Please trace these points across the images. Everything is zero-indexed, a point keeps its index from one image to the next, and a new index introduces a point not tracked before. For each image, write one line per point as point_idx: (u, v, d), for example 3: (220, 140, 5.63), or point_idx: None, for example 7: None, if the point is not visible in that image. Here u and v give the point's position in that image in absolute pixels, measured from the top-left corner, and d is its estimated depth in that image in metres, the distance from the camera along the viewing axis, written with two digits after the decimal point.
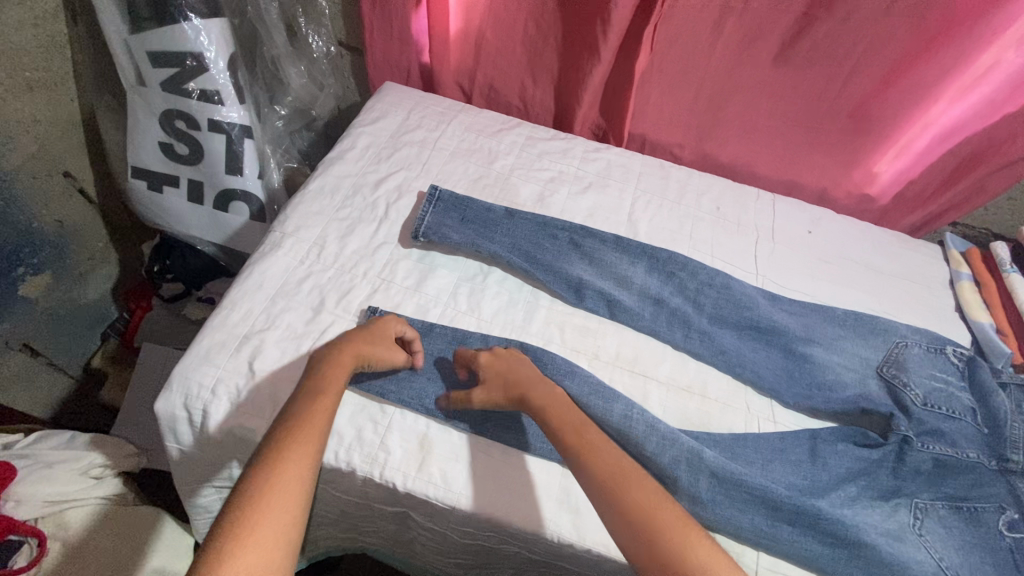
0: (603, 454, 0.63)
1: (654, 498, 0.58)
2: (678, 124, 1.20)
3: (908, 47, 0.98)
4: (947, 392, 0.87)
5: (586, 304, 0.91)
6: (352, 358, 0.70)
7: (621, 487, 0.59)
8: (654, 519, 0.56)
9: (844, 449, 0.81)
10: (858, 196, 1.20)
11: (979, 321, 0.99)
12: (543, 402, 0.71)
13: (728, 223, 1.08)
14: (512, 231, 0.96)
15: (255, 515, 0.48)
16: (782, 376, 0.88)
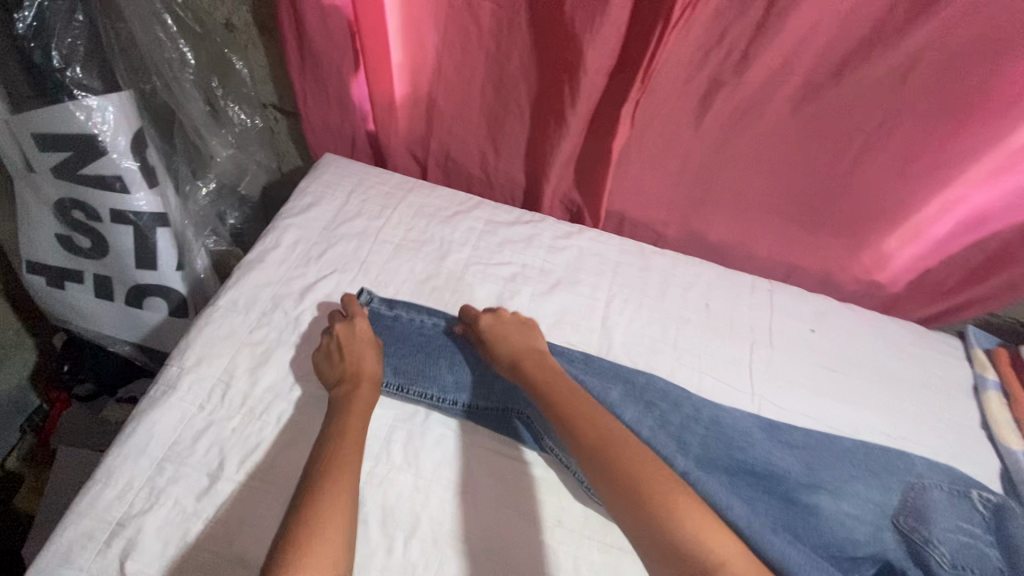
0: (586, 422, 0.65)
1: (633, 459, 0.60)
2: (661, 200, 1.04)
3: (930, 126, 0.83)
4: (975, 550, 0.70)
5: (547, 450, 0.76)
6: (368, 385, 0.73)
7: (604, 450, 0.61)
8: (637, 473, 0.58)
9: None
10: (867, 281, 1.05)
11: (1013, 449, 0.85)
12: (529, 371, 0.75)
13: (719, 326, 0.93)
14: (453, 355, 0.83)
15: (324, 473, 0.60)
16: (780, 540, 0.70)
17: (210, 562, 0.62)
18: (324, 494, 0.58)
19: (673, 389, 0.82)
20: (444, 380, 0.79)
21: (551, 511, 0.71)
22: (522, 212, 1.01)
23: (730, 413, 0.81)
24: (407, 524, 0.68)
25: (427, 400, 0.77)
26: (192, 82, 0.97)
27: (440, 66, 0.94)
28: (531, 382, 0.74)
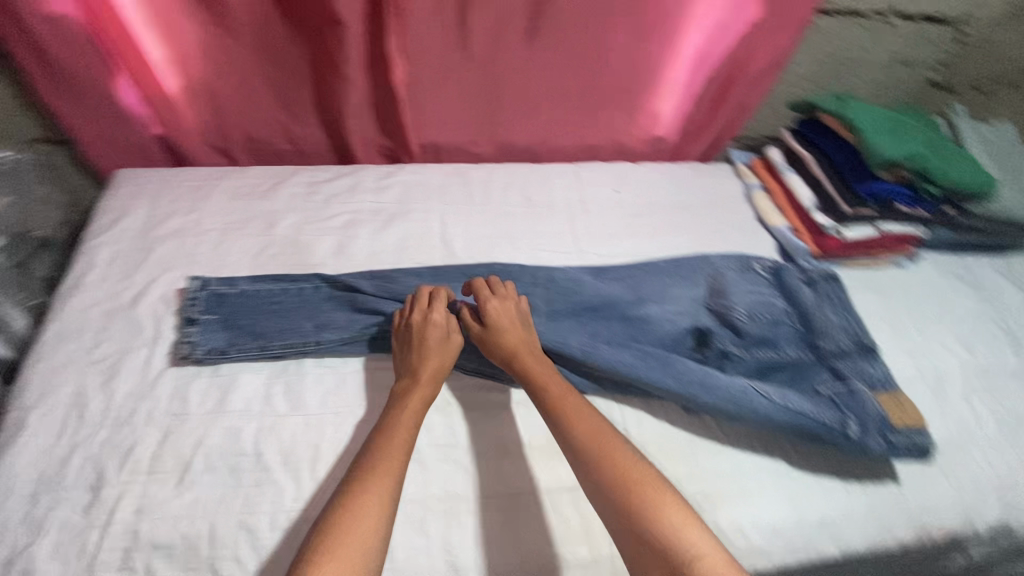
0: (580, 419, 0.70)
1: (631, 467, 0.65)
2: (464, 122, 1.14)
3: None
4: (763, 300, 0.94)
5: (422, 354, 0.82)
6: (419, 401, 0.73)
7: (601, 453, 0.67)
8: (632, 483, 0.64)
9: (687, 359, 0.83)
10: (651, 139, 1.24)
11: (777, 226, 1.08)
12: (530, 368, 0.76)
13: (541, 210, 1.06)
14: (302, 305, 0.83)
15: (361, 478, 0.63)
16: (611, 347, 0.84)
17: (122, 556, 0.64)
18: (361, 498, 0.61)
19: (512, 268, 0.93)
20: (297, 326, 0.81)
21: (438, 396, 0.80)
22: (339, 168, 1.06)
23: (567, 273, 0.94)
24: (308, 455, 0.73)
25: (295, 347, 0.80)
26: None
27: (205, 51, 0.95)
28: (530, 377, 0.75)
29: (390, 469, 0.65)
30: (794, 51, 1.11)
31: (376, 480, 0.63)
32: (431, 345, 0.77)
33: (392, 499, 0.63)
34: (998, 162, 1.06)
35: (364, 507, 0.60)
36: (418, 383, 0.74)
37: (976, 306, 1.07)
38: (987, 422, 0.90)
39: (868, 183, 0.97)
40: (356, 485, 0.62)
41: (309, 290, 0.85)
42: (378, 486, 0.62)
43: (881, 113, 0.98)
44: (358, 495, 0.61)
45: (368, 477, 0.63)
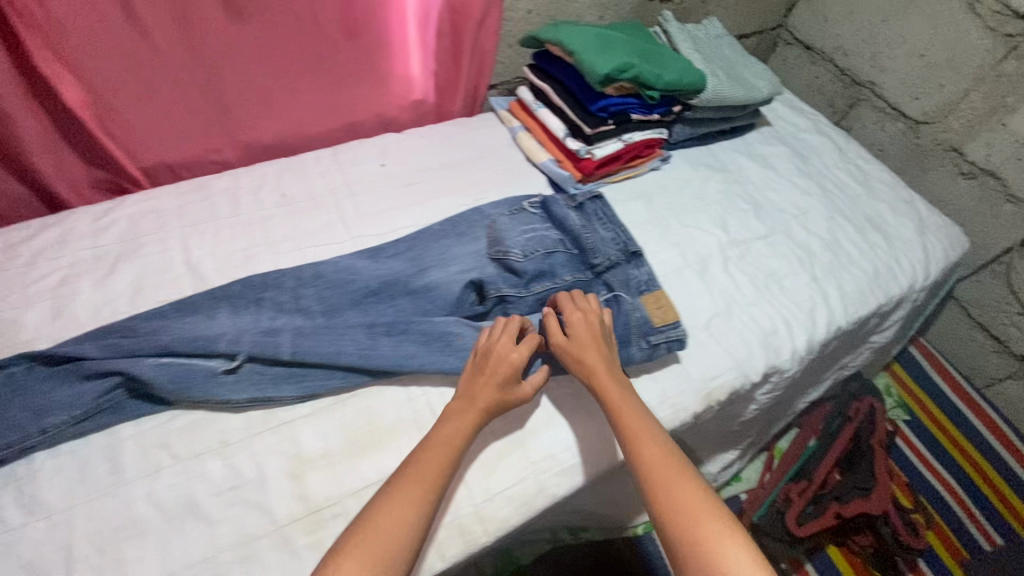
0: (649, 442, 0.71)
1: (682, 484, 0.66)
2: (191, 129, 1.01)
3: None
4: (537, 236, 0.97)
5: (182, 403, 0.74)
6: (477, 413, 0.73)
7: (658, 473, 0.68)
8: (673, 502, 0.65)
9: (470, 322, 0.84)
10: (411, 104, 1.20)
11: (542, 161, 1.11)
12: (607, 390, 0.76)
13: (301, 206, 0.98)
14: (15, 395, 0.69)
15: (394, 491, 0.64)
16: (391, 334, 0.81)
17: None
18: (389, 507, 0.62)
19: (271, 276, 0.85)
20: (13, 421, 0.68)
21: (214, 439, 0.73)
22: (44, 219, 0.90)
23: (336, 262, 0.88)
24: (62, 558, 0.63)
25: (16, 447, 0.67)
26: None
27: None
28: (607, 400, 0.76)
29: (427, 483, 0.65)
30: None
31: (416, 492, 0.64)
32: (493, 383, 0.74)
33: (422, 508, 0.63)
34: (707, 57, 1.17)
35: (387, 519, 0.61)
36: (466, 420, 0.72)
37: (724, 187, 1.20)
38: (745, 286, 1.02)
39: (599, 102, 1.02)
40: (396, 488, 0.64)
41: (21, 373, 0.71)
42: (416, 498, 0.63)
43: (594, 32, 1.00)
44: (393, 500, 0.63)
45: (404, 482, 0.65)
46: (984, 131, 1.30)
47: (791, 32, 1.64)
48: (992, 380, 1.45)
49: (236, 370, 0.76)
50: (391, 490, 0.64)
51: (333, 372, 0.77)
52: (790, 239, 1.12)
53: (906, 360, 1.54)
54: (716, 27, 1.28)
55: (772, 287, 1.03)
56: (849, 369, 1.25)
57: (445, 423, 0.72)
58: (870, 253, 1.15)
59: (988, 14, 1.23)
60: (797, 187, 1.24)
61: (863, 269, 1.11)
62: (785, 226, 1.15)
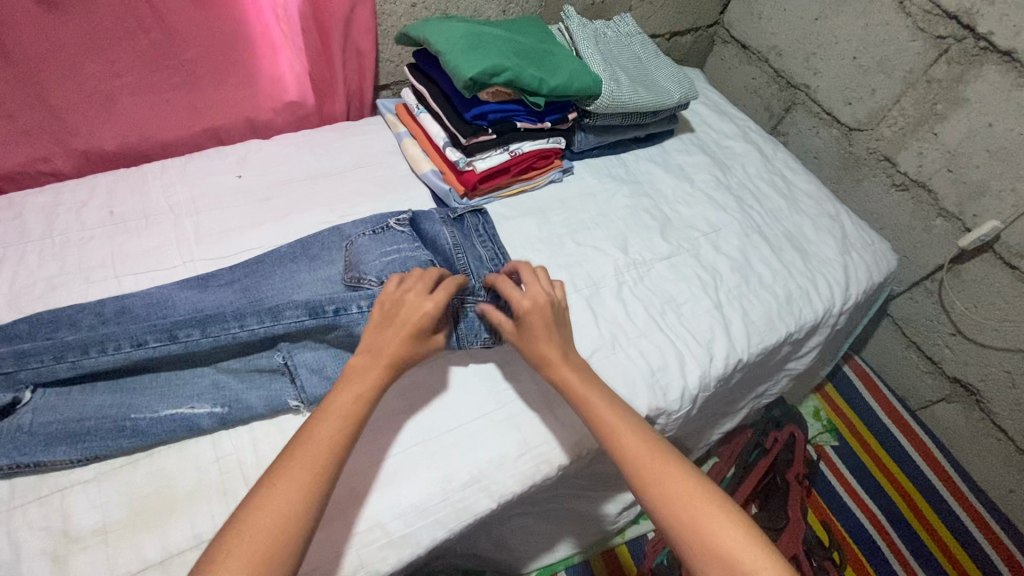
0: (644, 449, 0.63)
1: (682, 492, 0.58)
2: (9, 137, 0.89)
3: None
4: (401, 259, 0.83)
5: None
6: (380, 368, 0.65)
7: (656, 482, 0.60)
8: (683, 512, 0.57)
9: (299, 365, 0.75)
10: (285, 106, 1.08)
11: (424, 172, 1.00)
12: (583, 395, 0.68)
13: (129, 225, 0.86)
14: None
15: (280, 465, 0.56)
16: (203, 389, 0.71)
17: None
18: (275, 483, 0.54)
19: (69, 311, 0.74)
20: None
21: None
22: None
23: (154, 295, 0.77)
24: None
25: None
26: None
27: None
28: (587, 412, 0.67)
29: (318, 475, 0.55)
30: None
31: (306, 465, 0.56)
32: (404, 327, 0.68)
33: (309, 499, 0.54)
34: (609, 58, 1.06)
35: (269, 513, 0.52)
36: (370, 374, 0.64)
37: (631, 200, 1.10)
38: (638, 315, 0.92)
39: (474, 108, 0.91)
40: (278, 476, 0.55)
41: None
42: (304, 484, 0.54)
43: (464, 31, 0.89)
44: (271, 494, 0.53)
45: (280, 475, 0.55)
46: (916, 140, 1.21)
47: (727, 31, 1.54)
48: (927, 403, 1.38)
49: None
50: (282, 460, 0.56)
51: (122, 430, 0.66)
52: (696, 260, 1.02)
53: (840, 379, 1.45)
54: (627, 25, 1.17)
55: (668, 315, 0.93)
56: (766, 398, 1.16)
57: (350, 372, 0.64)
58: (784, 275, 1.05)
59: (918, 14, 1.13)
60: (711, 201, 1.14)
61: (774, 293, 1.02)
62: (692, 245, 1.05)
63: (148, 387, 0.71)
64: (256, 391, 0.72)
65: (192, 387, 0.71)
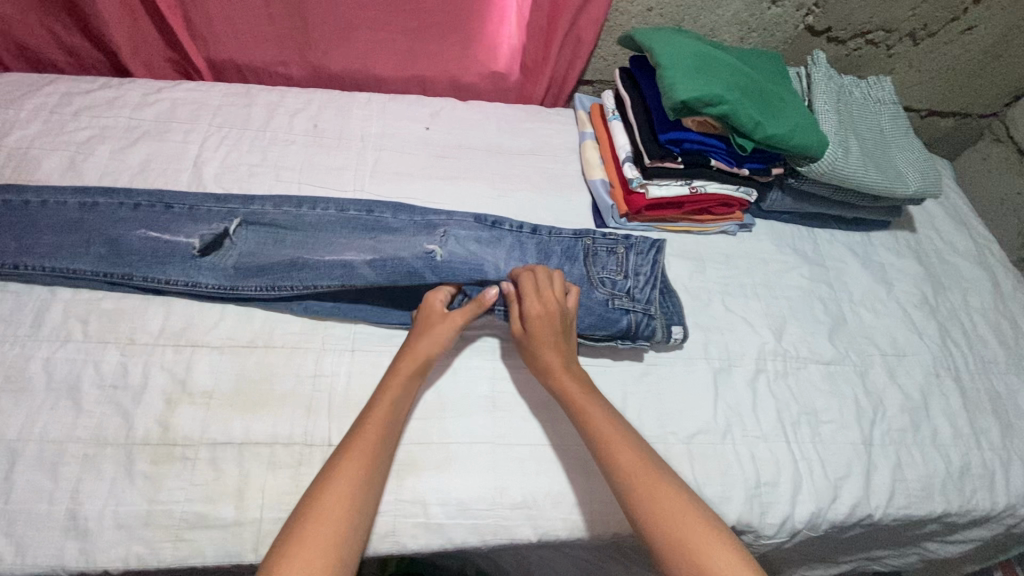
0: (621, 444, 0.65)
1: (661, 492, 0.61)
2: (263, 38, 1.02)
3: None
4: (569, 251, 0.85)
5: (168, 292, 0.76)
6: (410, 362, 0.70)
7: (632, 476, 0.62)
8: (660, 514, 0.59)
9: (450, 246, 0.82)
10: (490, 75, 1.10)
11: (593, 180, 0.96)
12: (591, 416, 0.67)
13: (325, 142, 0.95)
14: (20, 220, 0.77)
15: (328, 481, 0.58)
16: (364, 248, 0.81)
17: None
18: (332, 492, 0.57)
19: (258, 198, 0.84)
20: (4, 244, 0.74)
21: (124, 332, 0.73)
22: (107, 80, 0.96)
23: (336, 200, 0.86)
24: None
25: None
26: None
27: None
28: (573, 404, 0.69)
29: (385, 437, 0.63)
30: None
31: (346, 484, 0.58)
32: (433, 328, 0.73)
33: (363, 494, 0.59)
34: (846, 122, 0.92)
35: (351, 470, 0.59)
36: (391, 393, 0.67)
37: (807, 282, 0.95)
38: (766, 413, 0.80)
39: (672, 133, 0.85)
40: (348, 450, 0.61)
41: (32, 208, 0.78)
42: (367, 452, 0.61)
43: (696, 49, 0.83)
44: (353, 461, 0.60)
45: (355, 441, 0.62)
46: None
47: (1006, 126, 1.26)
48: None
49: (208, 257, 0.78)
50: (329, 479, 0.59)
51: (297, 266, 0.78)
52: (861, 379, 0.87)
53: None
54: (882, 91, 1.00)
55: (802, 428, 0.80)
56: (878, 562, 0.96)
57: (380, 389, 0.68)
58: (965, 439, 0.85)
59: None
60: (906, 318, 0.95)
61: (943, 454, 0.83)
62: (862, 361, 0.88)
63: (321, 244, 0.81)
64: (404, 253, 0.80)
65: (356, 246, 0.81)
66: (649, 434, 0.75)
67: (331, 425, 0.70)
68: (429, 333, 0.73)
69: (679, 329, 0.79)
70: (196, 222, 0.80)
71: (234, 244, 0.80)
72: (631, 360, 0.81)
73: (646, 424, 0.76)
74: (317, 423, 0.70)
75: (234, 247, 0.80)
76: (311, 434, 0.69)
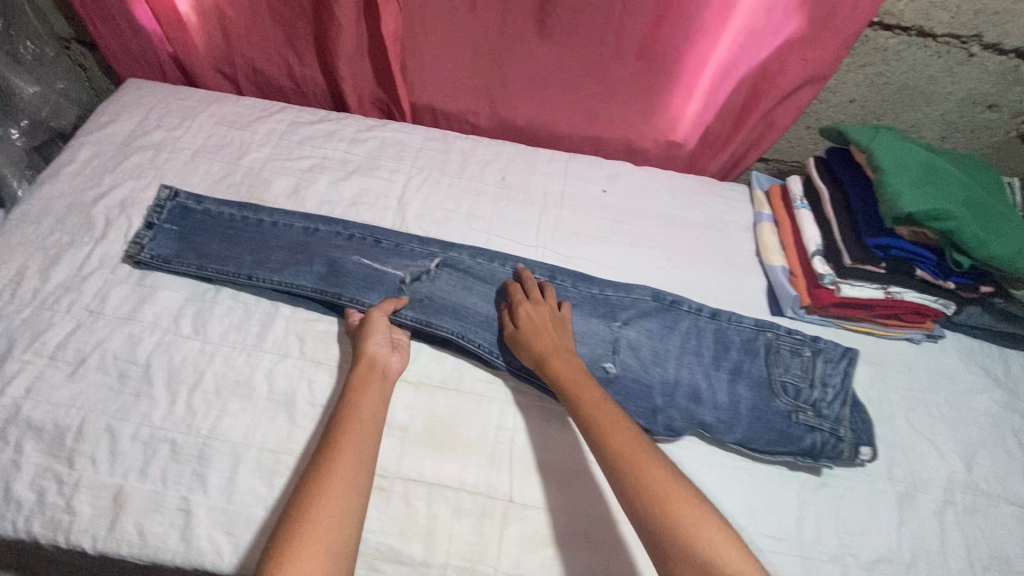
0: (614, 426, 0.65)
1: (654, 475, 0.60)
2: (464, 89, 1.09)
3: None
4: (748, 344, 0.84)
5: (343, 309, 0.83)
6: (365, 364, 0.74)
7: (625, 459, 0.62)
8: (657, 497, 0.59)
9: (624, 359, 0.81)
10: (665, 143, 1.11)
11: (772, 266, 0.94)
12: (579, 393, 0.69)
13: (513, 195, 1.00)
14: (255, 236, 0.86)
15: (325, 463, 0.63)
16: None
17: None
18: (332, 474, 0.62)
19: (458, 244, 0.91)
20: (243, 258, 0.83)
21: (334, 356, 0.79)
22: (327, 113, 1.05)
23: (522, 260, 0.90)
24: (192, 379, 0.75)
25: (228, 276, 0.82)
26: None
27: None
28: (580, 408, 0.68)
29: (361, 449, 0.65)
30: (844, 61, 0.92)
31: (337, 470, 0.62)
32: (376, 329, 0.77)
33: (360, 483, 0.63)
34: None
35: (335, 479, 0.62)
36: (365, 402, 0.70)
37: (1000, 410, 0.88)
38: (952, 551, 0.75)
39: (881, 238, 0.82)
40: (333, 455, 0.64)
41: (265, 227, 0.87)
42: (349, 460, 0.64)
43: (920, 159, 0.80)
44: (334, 475, 0.62)
45: (342, 442, 0.65)
46: None
47: None
48: None
49: (407, 291, 0.84)
50: (322, 465, 0.63)
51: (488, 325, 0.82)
52: None
53: None
54: None
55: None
56: None
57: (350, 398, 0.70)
58: None
59: None
60: None
61: None
62: None
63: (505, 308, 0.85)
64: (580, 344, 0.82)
65: None
66: (827, 550, 0.72)
67: (512, 483, 0.72)
68: (374, 332, 0.77)
69: (867, 450, 0.76)
70: (402, 257, 0.88)
71: (430, 288, 0.85)
72: (810, 471, 0.78)
73: (824, 539, 0.73)
74: (500, 477, 0.72)
75: (430, 291, 0.85)
76: (494, 487, 0.71)
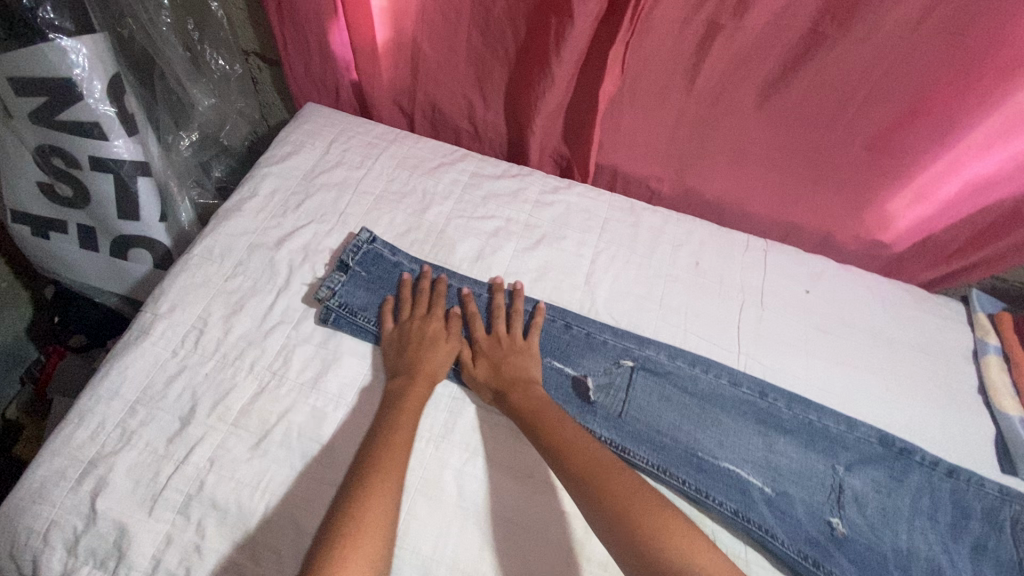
0: (578, 445, 0.63)
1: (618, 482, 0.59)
2: (654, 154, 1.00)
3: (932, 83, 0.78)
4: (990, 514, 0.73)
5: None
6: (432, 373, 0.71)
7: (591, 473, 0.60)
8: (619, 500, 0.57)
9: (849, 515, 0.71)
10: (869, 241, 1.00)
11: (1008, 415, 0.82)
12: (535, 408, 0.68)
13: (709, 285, 0.89)
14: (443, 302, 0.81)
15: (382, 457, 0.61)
16: (756, 460, 0.73)
17: (181, 501, 0.63)
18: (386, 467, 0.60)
19: (655, 339, 0.82)
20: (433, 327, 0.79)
21: (528, 461, 0.70)
22: (509, 166, 0.98)
23: (727, 368, 0.80)
24: None
25: None
26: (175, 40, 0.97)
27: (423, 10, 0.89)
28: (542, 426, 0.66)
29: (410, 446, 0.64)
30: None
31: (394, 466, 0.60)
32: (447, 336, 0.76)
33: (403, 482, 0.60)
34: None
35: (388, 473, 0.59)
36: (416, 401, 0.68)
37: None
38: None
39: None
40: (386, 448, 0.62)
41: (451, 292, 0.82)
42: (400, 454, 0.62)
43: None
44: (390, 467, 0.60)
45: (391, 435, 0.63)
46: None
47: None
48: None
49: (597, 400, 0.76)
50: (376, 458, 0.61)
51: (694, 463, 0.72)
52: None
53: None
54: None
55: None
56: None
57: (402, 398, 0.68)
58: None
59: None
60: None
61: None
62: None
63: (707, 424, 0.76)
64: (796, 486, 0.72)
65: (749, 454, 0.74)
66: None
67: None
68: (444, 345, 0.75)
69: None
70: (592, 350, 0.80)
71: (629, 391, 0.77)
72: None
73: None
74: None
75: (625, 390, 0.77)
76: None
